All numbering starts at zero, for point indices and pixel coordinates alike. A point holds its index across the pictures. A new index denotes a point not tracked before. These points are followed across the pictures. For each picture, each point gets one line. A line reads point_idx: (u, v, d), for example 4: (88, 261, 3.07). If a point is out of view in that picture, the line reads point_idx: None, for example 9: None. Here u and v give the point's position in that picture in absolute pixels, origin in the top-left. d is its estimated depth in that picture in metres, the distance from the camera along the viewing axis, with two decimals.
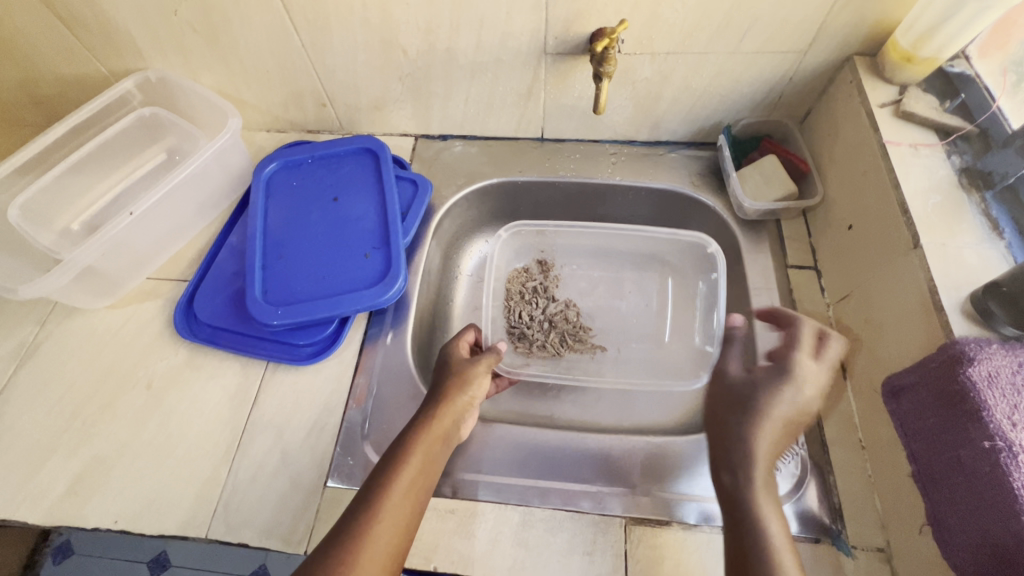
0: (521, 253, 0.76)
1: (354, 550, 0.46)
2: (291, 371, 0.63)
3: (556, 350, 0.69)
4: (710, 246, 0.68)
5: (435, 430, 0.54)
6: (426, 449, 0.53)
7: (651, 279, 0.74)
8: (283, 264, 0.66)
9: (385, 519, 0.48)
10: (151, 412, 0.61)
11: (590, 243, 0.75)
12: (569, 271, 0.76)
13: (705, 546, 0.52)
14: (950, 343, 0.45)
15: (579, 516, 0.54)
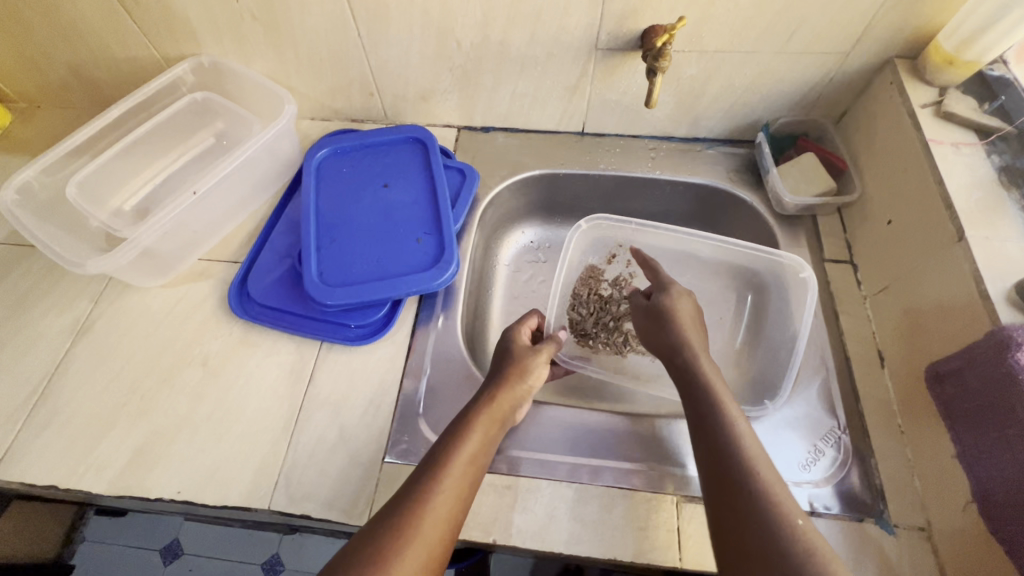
0: (597, 245, 0.77)
1: (415, 515, 0.47)
2: (345, 351, 0.64)
3: (620, 348, 0.72)
4: (803, 273, 0.66)
5: (495, 411, 0.56)
6: (485, 427, 0.55)
7: (730, 291, 0.74)
8: (338, 247, 0.67)
9: (445, 490, 0.49)
10: (208, 388, 0.62)
11: (672, 245, 0.75)
12: (644, 269, 0.77)
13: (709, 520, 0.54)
14: (998, 329, 0.47)
15: (633, 493, 0.56)
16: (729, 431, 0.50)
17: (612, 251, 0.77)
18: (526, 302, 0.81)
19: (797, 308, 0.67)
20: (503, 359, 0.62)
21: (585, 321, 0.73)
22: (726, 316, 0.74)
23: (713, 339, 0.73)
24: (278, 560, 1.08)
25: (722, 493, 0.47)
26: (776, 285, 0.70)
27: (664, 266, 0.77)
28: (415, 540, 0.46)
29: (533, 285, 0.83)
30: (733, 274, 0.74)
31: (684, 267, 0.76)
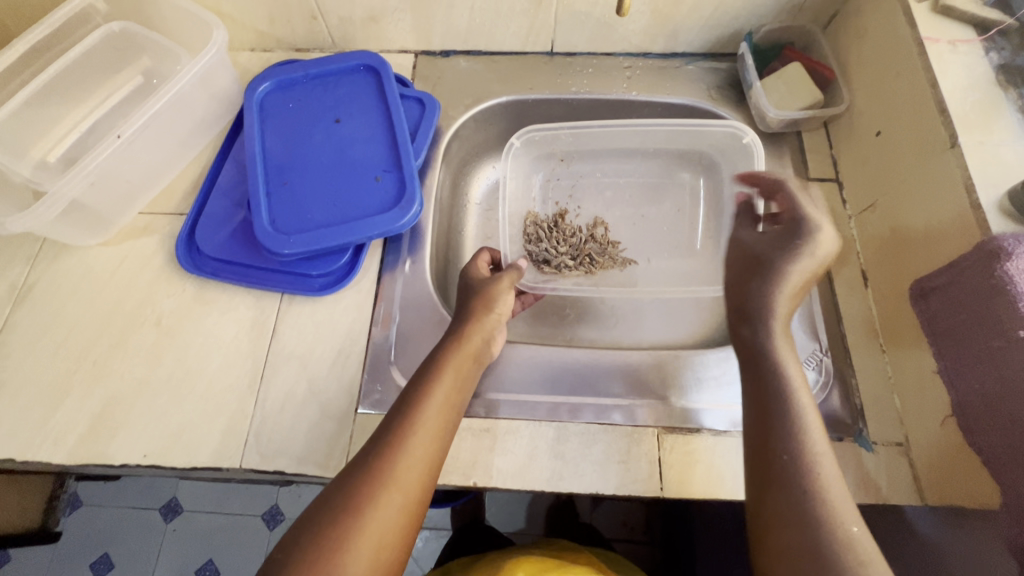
0: (537, 162, 0.74)
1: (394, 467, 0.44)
2: (309, 303, 0.61)
3: (588, 268, 0.69)
4: (745, 137, 0.66)
5: (467, 348, 0.54)
6: (458, 366, 0.52)
7: (682, 181, 0.73)
8: (289, 192, 0.62)
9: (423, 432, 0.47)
10: (164, 349, 0.59)
11: (612, 145, 0.72)
12: (588, 179, 0.74)
13: (703, 455, 0.53)
14: (987, 240, 0.45)
15: (612, 428, 0.55)
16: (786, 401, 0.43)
17: (557, 155, 0.74)
18: None
19: (747, 173, 0.66)
20: (467, 291, 0.59)
21: (548, 250, 0.69)
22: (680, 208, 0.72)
23: (670, 235, 0.71)
24: (277, 510, 1.09)
25: (758, 466, 0.42)
26: (723, 160, 0.70)
27: (610, 168, 0.74)
28: (390, 484, 0.44)
29: None
30: (681, 160, 0.73)
31: (627, 160, 0.74)
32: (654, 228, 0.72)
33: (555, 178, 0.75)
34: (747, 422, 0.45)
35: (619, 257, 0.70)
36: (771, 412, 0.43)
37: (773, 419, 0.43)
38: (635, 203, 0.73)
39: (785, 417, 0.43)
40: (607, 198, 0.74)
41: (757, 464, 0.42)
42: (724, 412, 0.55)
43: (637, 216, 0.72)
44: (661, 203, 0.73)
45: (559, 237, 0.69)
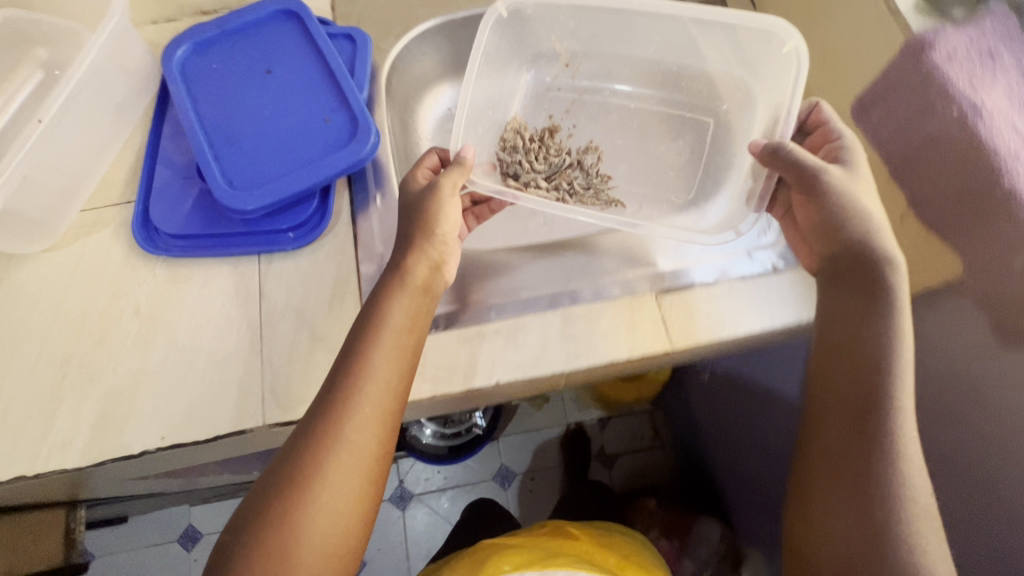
0: (544, 59, 0.72)
1: (338, 440, 0.47)
2: (288, 257, 0.60)
3: (561, 192, 0.64)
4: (788, 43, 0.57)
5: (414, 282, 0.53)
6: (411, 302, 0.52)
7: (698, 120, 0.68)
8: (238, 151, 0.59)
9: (366, 392, 0.48)
10: (151, 334, 0.57)
11: (626, 48, 0.69)
12: (593, 97, 0.72)
13: (701, 304, 0.57)
14: (912, 40, 0.49)
15: (613, 301, 0.57)
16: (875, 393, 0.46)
17: (562, 60, 0.71)
18: None
19: (783, 85, 0.58)
20: (407, 213, 0.56)
21: (518, 163, 0.65)
22: (686, 151, 0.67)
23: (659, 168, 0.68)
24: None
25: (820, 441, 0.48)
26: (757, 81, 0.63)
27: (624, 80, 0.71)
28: (340, 451, 0.47)
29: None
30: (712, 90, 0.67)
31: (644, 78, 0.70)
32: (651, 169, 0.68)
33: (558, 83, 0.72)
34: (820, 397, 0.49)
35: (607, 199, 0.65)
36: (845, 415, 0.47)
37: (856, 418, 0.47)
38: (637, 138, 0.70)
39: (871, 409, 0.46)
40: (607, 123, 0.71)
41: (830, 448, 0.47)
42: (726, 259, 0.59)
43: (627, 129, 0.70)
44: (670, 142, 0.68)
45: (539, 156, 0.67)
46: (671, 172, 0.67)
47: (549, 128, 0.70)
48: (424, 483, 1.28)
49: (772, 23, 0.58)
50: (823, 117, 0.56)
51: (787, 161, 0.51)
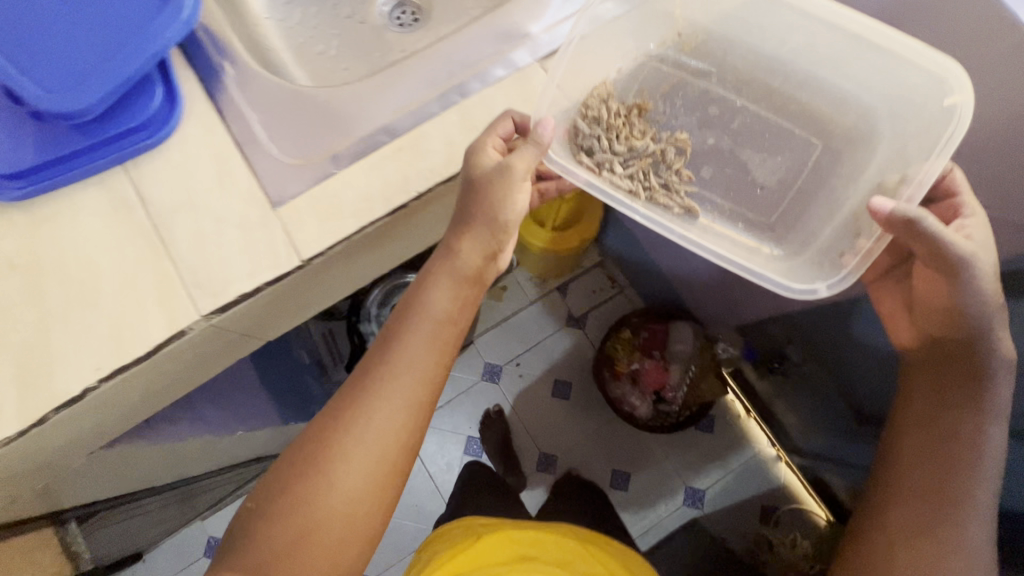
0: (654, 21, 0.66)
1: (378, 423, 0.54)
2: (155, 156, 0.54)
3: (636, 187, 0.63)
4: (949, 100, 0.55)
5: (467, 272, 0.56)
6: (458, 288, 0.57)
7: (808, 144, 0.65)
8: (44, 57, 0.52)
9: (402, 379, 0.55)
10: (40, 280, 0.51)
11: (765, 21, 0.64)
12: (697, 83, 0.68)
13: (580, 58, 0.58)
14: None
15: (501, 82, 0.56)
16: (959, 501, 0.58)
17: (676, 28, 0.67)
18: (312, 41, 0.72)
19: (932, 139, 0.56)
20: (471, 187, 0.53)
21: (596, 139, 0.62)
22: (783, 172, 0.65)
23: (746, 170, 0.66)
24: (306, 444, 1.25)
25: (876, 516, 0.63)
26: (892, 123, 0.62)
27: (745, 68, 0.67)
28: (370, 431, 0.54)
29: (310, 21, 0.73)
30: (834, 118, 0.64)
31: (772, 80, 0.66)
32: (736, 174, 0.66)
33: (664, 54, 0.68)
34: (895, 495, 0.62)
35: (682, 200, 0.64)
36: (907, 513, 0.60)
37: (931, 525, 0.59)
38: (733, 137, 0.67)
39: (948, 530, 0.58)
40: (699, 115, 0.67)
41: (885, 535, 0.61)
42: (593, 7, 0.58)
43: (723, 126, 0.67)
44: (773, 155, 0.66)
45: (621, 142, 0.64)
46: (772, 184, 0.65)
47: (638, 105, 0.66)
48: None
49: (945, 70, 0.55)
50: (957, 188, 0.58)
51: (915, 232, 0.52)
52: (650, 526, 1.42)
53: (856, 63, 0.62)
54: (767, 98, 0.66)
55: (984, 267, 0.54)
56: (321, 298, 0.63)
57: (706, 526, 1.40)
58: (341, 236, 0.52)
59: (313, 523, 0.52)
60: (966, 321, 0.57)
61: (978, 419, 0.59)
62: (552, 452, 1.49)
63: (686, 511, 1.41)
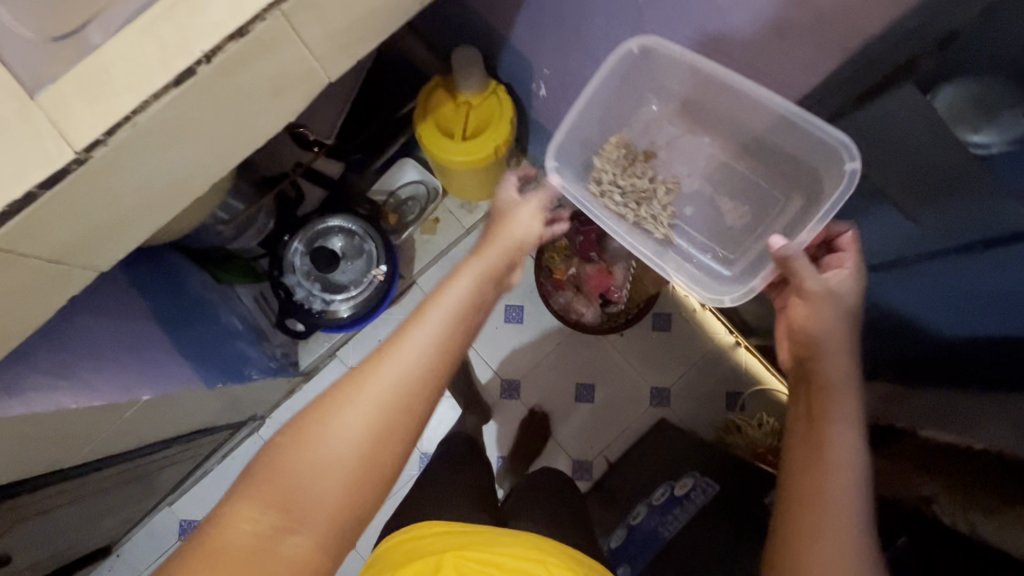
0: (665, 98, 0.95)
1: (438, 361, 0.60)
2: None
3: (628, 212, 0.98)
4: (852, 162, 0.74)
5: (500, 266, 0.74)
6: (493, 275, 0.72)
7: (781, 193, 0.94)
8: None
9: (441, 334, 0.62)
10: None
11: (726, 120, 0.91)
12: (683, 139, 0.99)
13: None
14: None
15: None
16: (841, 511, 0.57)
17: (678, 98, 0.94)
18: None
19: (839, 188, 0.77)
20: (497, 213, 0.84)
21: (605, 173, 0.98)
22: (746, 213, 0.97)
23: (727, 209, 0.99)
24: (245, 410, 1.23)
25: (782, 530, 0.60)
26: (825, 170, 0.83)
27: (719, 140, 0.97)
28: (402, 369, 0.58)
29: None
30: (796, 184, 0.92)
31: (747, 142, 0.93)
32: (707, 210, 1.00)
33: (663, 114, 0.98)
34: None
35: (664, 230, 0.99)
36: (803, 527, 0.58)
37: (819, 538, 0.56)
38: (709, 178, 0.99)
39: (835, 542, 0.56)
40: (694, 166, 1.00)
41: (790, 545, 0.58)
42: None
43: (708, 174, 0.99)
44: (736, 201, 0.98)
45: (622, 177, 0.98)
46: (738, 216, 0.98)
47: (645, 154, 0.99)
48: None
49: (835, 139, 0.75)
50: (845, 245, 0.79)
51: (792, 266, 0.76)
52: (621, 430, 1.41)
53: (767, 111, 0.82)
54: (744, 160, 0.96)
55: (839, 297, 0.73)
56: (150, 212, 0.54)
57: (676, 422, 1.40)
58: (118, 115, 0.44)
59: (327, 440, 0.55)
60: (814, 334, 0.72)
61: (844, 433, 0.62)
62: (513, 377, 1.46)
63: (654, 412, 1.41)
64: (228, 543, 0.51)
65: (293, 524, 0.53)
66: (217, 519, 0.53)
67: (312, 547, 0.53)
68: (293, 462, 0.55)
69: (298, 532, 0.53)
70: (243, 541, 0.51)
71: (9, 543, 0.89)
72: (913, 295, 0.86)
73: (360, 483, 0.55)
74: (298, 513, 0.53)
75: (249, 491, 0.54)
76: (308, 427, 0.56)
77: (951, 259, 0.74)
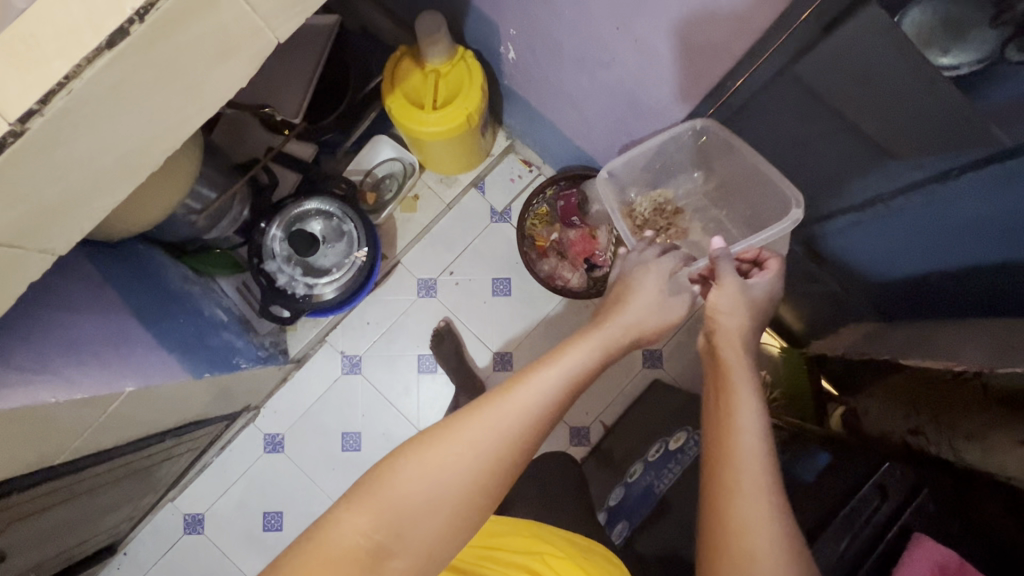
0: (708, 178, 1.12)
1: (544, 413, 0.63)
2: None
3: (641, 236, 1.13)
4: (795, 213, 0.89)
5: (619, 326, 0.79)
6: (609, 333, 0.77)
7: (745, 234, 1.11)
8: None
9: (559, 377, 0.66)
10: None
11: (745, 202, 1.08)
12: (703, 207, 1.16)
13: None
14: None
15: None
16: (738, 482, 0.56)
17: (714, 175, 1.11)
18: None
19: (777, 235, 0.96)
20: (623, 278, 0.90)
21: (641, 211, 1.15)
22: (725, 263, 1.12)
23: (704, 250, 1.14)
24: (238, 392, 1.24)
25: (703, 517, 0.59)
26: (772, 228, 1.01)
27: (728, 212, 1.13)
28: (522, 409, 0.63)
29: None
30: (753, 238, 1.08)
31: (749, 218, 1.09)
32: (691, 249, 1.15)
33: (699, 186, 1.15)
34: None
35: None
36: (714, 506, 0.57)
37: (723, 511, 0.56)
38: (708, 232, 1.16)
39: (733, 510, 0.55)
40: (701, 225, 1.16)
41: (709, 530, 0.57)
42: None
43: (709, 225, 1.16)
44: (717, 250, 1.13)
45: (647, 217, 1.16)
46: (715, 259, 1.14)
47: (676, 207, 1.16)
48: (369, 342, 1.49)
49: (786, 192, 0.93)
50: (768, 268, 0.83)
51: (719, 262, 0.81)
52: (616, 394, 1.42)
53: (759, 180, 0.99)
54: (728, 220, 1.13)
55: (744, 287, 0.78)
56: (103, 187, 0.52)
57: (669, 382, 1.41)
58: (49, 81, 0.42)
59: (439, 467, 0.59)
60: (717, 319, 0.77)
61: (738, 397, 0.64)
62: (506, 350, 1.46)
63: (647, 373, 1.42)
64: (329, 547, 0.55)
65: (392, 549, 0.57)
66: (320, 525, 0.57)
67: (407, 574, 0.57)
68: (401, 485, 0.58)
69: (396, 559, 0.57)
70: (347, 547, 0.55)
71: (8, 544, 0.89)
72: (893, 231, 0.86)
73: (452, 520, 0.59)
74: (401, 538, 0.57)
75: (355, 503, 0.58)
76: (414, 452, 0.59)
77: (927, 189, 0.75)
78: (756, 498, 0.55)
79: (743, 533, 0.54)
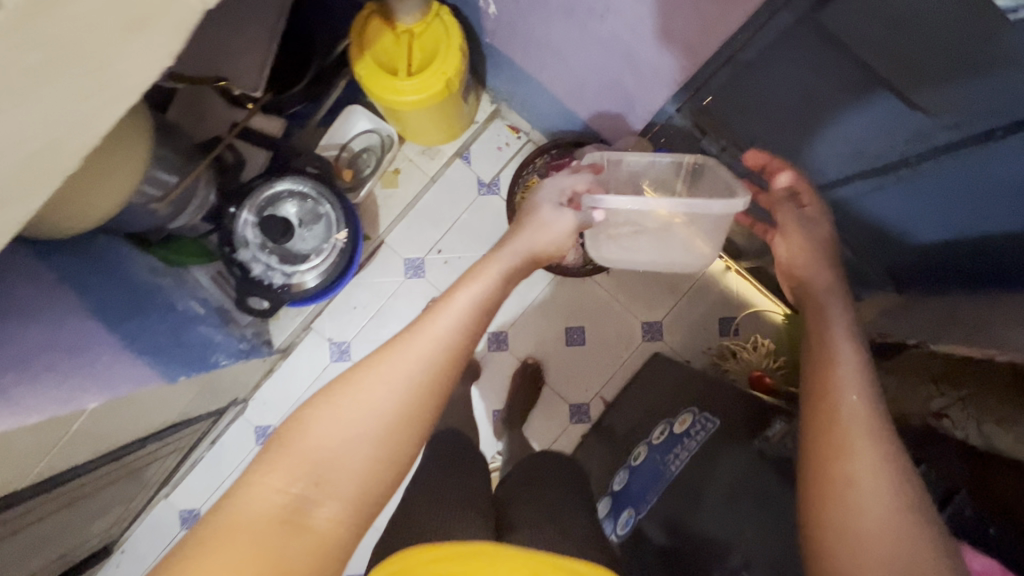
0: None
1: (448, 341, 0.62)
2: None
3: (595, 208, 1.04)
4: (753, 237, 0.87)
5: (518, 252, 0.79)
6: (511, 261, 0.76)
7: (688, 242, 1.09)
8: None
9: (460, 305, 0.66)
10: None
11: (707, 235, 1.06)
12: None
13: None
14: None
15: None
16: (848, 445, 0.59)
17: None
18: None
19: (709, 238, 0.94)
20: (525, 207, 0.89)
21: None
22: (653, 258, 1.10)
23: None
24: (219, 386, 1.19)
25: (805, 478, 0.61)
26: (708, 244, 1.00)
27: None
28: (431, 339, 0.62)
29: None
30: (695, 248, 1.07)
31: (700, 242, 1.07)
32: None
33: None
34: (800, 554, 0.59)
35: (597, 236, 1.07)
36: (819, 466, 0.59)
37: (835, 475, 0.58)
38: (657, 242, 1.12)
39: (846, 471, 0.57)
40: None
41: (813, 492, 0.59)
42: None
43: None
44: None
45: None
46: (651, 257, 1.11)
47: None
48: (357, 328, 1.42)
49: None
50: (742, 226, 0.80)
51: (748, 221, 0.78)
52: (615, 370, 1.38)
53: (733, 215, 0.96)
54: None
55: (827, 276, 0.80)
56: (12, 195, 0.44)
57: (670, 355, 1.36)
58: None
59: (363, 412, 0.56)
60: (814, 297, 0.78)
61: (844, 366, 0.65)
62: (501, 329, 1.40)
63: (646, 347, 1.37)
64: (244, 512, 0.50)
65: (316, 497, 0.53)
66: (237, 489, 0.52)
67: (338, 521, 0.53)
68: (323, 428, 0.55)
69: (323, 506, 0.53)
70: (263, 515, 0.50)
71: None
72: (919, 196, 0.79)
73: (384, 461, 0.56)
74: (329, 485, 0.53)
75: (274, 461, 0.53)
76: (334, 396, 0.56)
77: (963, 152, 0.68)
78: (872, 458, 0.57)
79: (856, 492, 0.56)
